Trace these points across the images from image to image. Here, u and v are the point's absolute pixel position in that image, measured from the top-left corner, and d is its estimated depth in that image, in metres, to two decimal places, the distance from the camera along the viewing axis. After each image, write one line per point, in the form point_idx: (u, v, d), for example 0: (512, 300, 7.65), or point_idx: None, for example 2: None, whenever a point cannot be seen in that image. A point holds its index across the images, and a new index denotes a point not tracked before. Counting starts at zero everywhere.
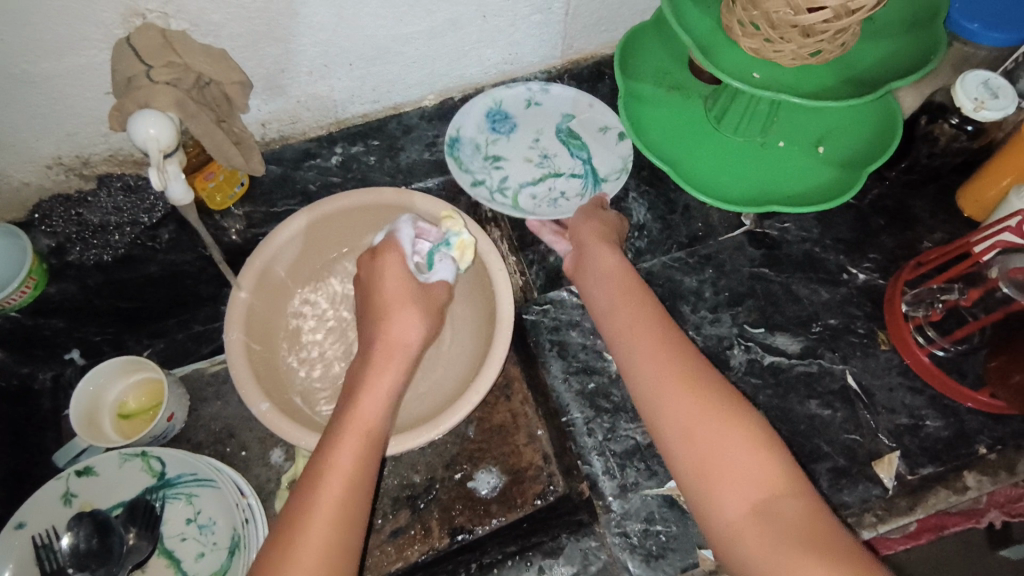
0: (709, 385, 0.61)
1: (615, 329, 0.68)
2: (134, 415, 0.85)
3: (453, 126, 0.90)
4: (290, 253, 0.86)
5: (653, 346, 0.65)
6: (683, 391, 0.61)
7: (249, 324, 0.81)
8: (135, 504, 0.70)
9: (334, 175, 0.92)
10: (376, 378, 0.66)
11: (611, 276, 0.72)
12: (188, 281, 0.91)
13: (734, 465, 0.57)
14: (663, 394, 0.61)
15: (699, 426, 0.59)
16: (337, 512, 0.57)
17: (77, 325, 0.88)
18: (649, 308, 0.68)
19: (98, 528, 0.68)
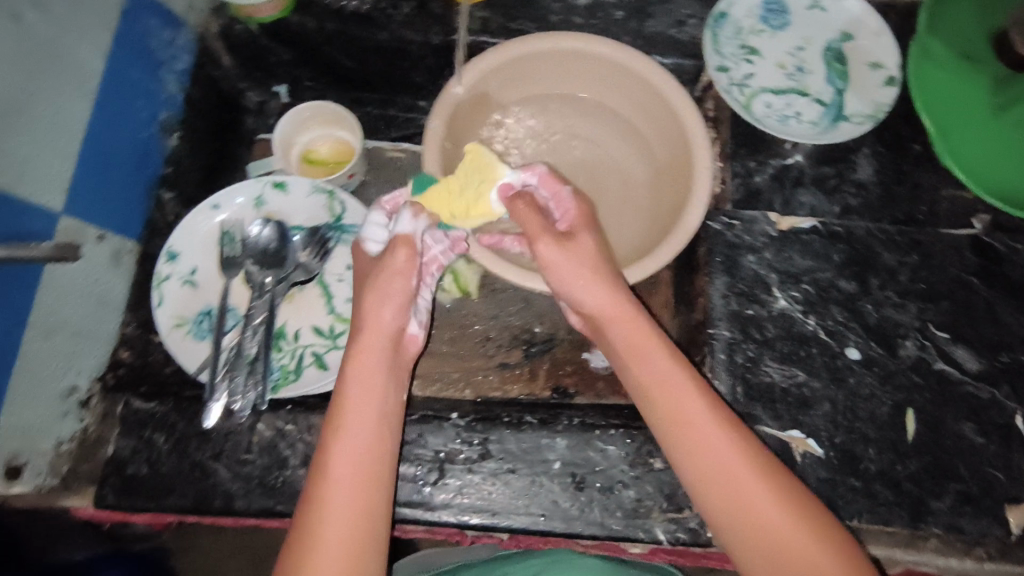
0: (736, 433, 0.59)
1: (643, 348, 0.65)
2: (315, 164, 0.90)
3: (727, 0, 0.88)
4: (511, 72, 0.87)
5: (677, 382, 0.62)
6: (707, 436, 0.59)
7: (450, 122, 0.83)
8: (313, 230, 0.75)
9: (578, 15, 0.89)
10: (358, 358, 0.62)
11: (608, 305, 0.66)
12: (406, 63, 0.92)
13: (767, 513, 0.56)
14: (691, 448, 0.59)
15: (730, 480, 0.58)
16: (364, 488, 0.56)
17: (298, 65, 0.92)
18: (643, 337, 0.65)
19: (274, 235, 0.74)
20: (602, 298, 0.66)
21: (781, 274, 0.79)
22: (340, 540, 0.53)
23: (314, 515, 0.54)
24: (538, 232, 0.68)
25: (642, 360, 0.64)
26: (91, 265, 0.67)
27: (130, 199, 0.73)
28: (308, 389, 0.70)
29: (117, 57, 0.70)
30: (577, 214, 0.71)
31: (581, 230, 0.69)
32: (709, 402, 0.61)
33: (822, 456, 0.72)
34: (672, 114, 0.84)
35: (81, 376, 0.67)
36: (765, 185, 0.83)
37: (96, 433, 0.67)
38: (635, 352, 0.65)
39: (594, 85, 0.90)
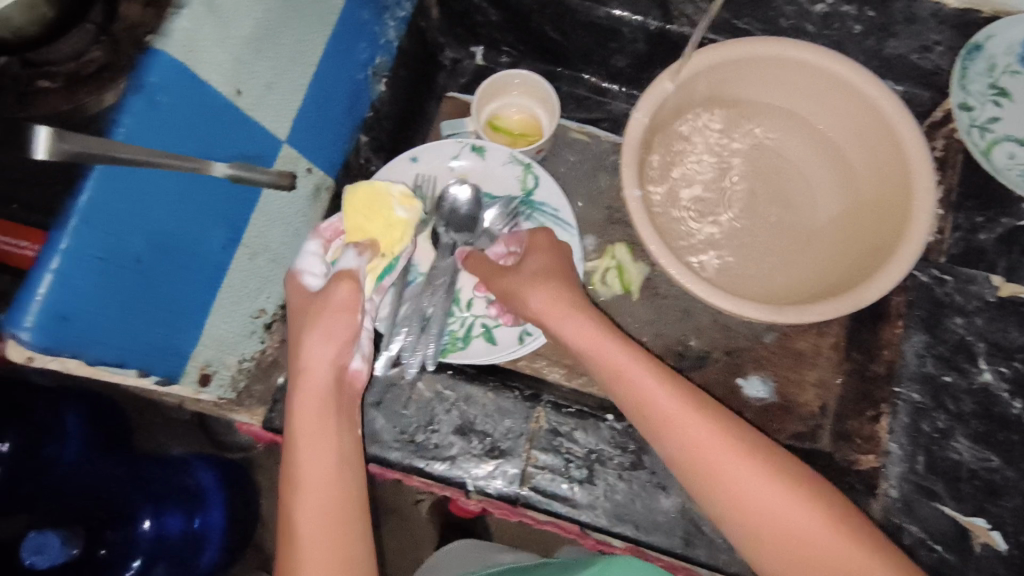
0: (755, 452, 0.55)
1: (660, 416, 0.57)
2: (497, 130, 0.88)
3: (987, 32, 0.78)
4: (727, 73, 0.82)
5: (722, 454, 0.55)
6: (736, 473, 0.54)
7: (655, 113, 0.80)
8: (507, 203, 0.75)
9: (810, 23, 0.82)
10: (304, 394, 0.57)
11: (563, 316, 0.64)
12: (613, 46, 0.88)
13: (810, 534, 0.51)
14: (719, 489, 0.54)
15: (769, 510, 0.52)
16: (332, 512, 0.53)
17: (503, 27, 0.89)
18: (671, 411, 0.57)
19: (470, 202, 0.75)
20: (567, 311, 0.64)
21: (990, 345, 0.71)
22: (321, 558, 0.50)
23: (286, 536, 0.52)
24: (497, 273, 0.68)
25: (679, 420, 0.56)
26: (296, 195, 0.69)
27: (336, 139, 0.75)
28: (474, 357, 0.71)
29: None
30: (537, 241, 0.70)
31: (532, 251, 0.69)
32: (728, 437, 0.55)
33: (1005, 552, 0.64)
34: (896, 147, 0.77)
35: (269, 301, 0.69)
36: (990, 244, 0.75)
37: (272, 358, 0.69)
38: (656, 426, 0.57)
39: (807, 100, 0.84)
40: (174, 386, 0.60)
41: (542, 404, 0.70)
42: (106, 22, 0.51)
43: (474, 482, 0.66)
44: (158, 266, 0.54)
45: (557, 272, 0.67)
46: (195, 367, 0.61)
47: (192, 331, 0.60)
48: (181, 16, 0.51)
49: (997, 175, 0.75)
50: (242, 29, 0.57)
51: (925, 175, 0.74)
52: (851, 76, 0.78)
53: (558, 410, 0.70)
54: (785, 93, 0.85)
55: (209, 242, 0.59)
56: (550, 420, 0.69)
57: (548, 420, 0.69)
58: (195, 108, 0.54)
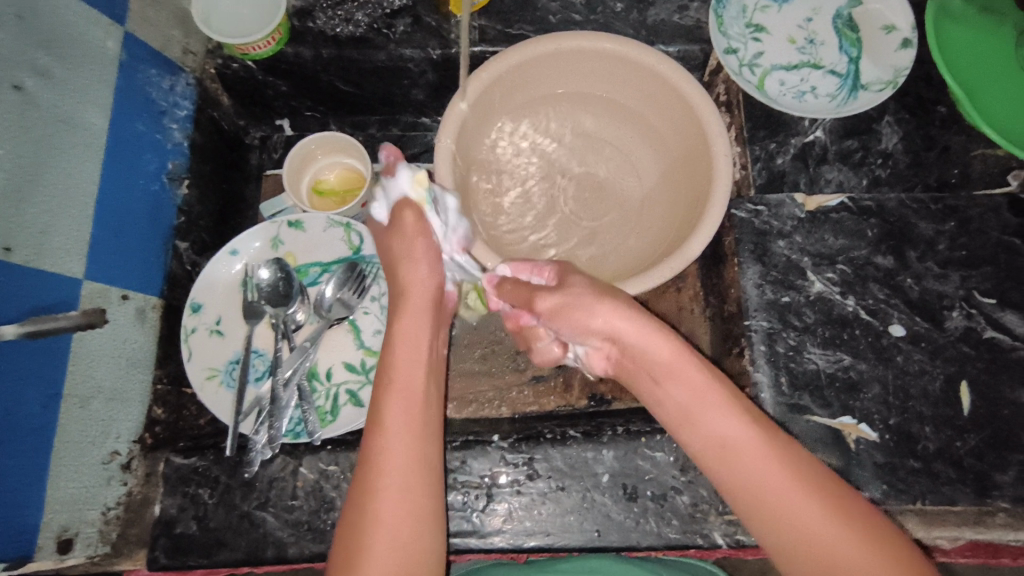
0: (794, 460, 0.56)
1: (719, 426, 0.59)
2: (322, 195, 0.88)
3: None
4: (514, 79, 0.85)
5: (762, 466, 0.56)
6: (772, 482, 0.55)
7: (460, 136, 0.82)
8: (349, 268, 0.74)
9: (576, 12, 0.87)
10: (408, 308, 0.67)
11: (631, 330, 0.62)
12: (405, 82, 0.90)
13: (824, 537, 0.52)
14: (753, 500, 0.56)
15: (782, 506, 0.54)
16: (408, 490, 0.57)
17: (297, 94, 0.90)
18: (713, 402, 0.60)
19: (285, 276, 0.73)
20: (628, 325, 0.62)
21: (813, 256, 0.77)
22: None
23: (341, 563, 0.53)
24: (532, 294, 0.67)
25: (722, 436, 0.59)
26: (117, 326, 0.67)
27: (150, 254, 0.73)
28: (345, 428, 0.69)
29: (118, 113, 0.69)
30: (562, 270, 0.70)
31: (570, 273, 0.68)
32: (765, 437, 0.57)
33: (877, 439, 0.69)
34: (684, 103, 0.82)
35: (120, 440, 0.66)
36: (788, 166, 0.80)
37: (142, 495, 0.67)
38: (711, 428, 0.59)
39: (601, 83, 0.87)
40: (30, 563, 0.58)
41: None
42: None
43: None
44: None
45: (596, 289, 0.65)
46: (49, 537, 0.59)
47: (34, 502, 0.58)
48: None
49: (775, 105, 0.82)
50: None
51: (712, 124, 0.79)
52: (626, 51, 0.82)
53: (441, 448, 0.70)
54: (576, 83, 0.88)
55: (25, 403, 0.56)
56: None
57: None
58: None
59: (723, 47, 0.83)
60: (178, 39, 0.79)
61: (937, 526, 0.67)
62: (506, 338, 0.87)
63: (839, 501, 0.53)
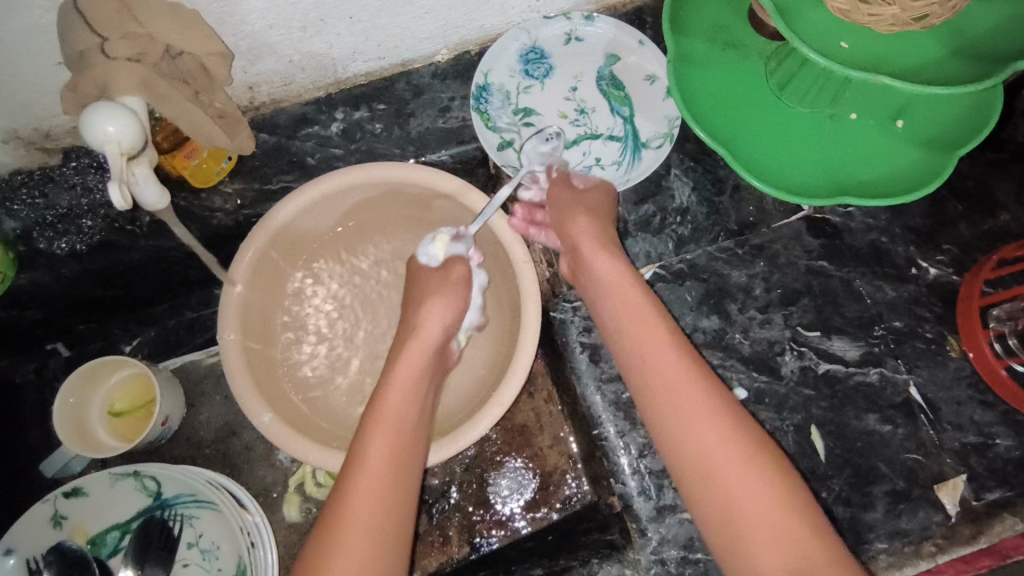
0: (720, 394, 0.58)
1: (656, 367, 0.60)
2: (121, 417, 0.78)
3: (481, 71, 0.81)
4: (290, 237, 0.78)
5: (686, 398, 0.57)
6: (694, 411, 0.57)
7: (247, 321, 0.74)
8: (150, 525, 0.65)
9: (335, 145, 0.81)
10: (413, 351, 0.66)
11: (616, 272, 0.67)
12: (178, 267, 0.81)
13: (712, 425, 0.56)
14: (672, 426, 0.57)
15: (709, 451, 0.55)
16: (385, 499, 0.55)
17: (56, 316, 0.80)
18: (648, 327, 0.62)
19: (74, 565, 0.64)
20: (621, 274, 0.67)
21: None
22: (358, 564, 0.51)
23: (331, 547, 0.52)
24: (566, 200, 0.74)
25: (655, 368, 0.60)
26: None
27: None
28: None
29: None
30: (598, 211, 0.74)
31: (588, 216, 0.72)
32: (695, 368, 0.59)
33: None
34: (470, 212, 0.77)
35: None
36: None
37: None
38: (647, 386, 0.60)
39: (386, 206, 0.81)
40: None
41: None
42: None
43: None
44: None
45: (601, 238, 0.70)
46: None
47: None
48: None
49: None
50: None
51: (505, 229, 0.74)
52: (395, 176, 0.76)
53: None
54: (360, 213, 0.81)
55: None
56: None
57: None
58: None
59: (495, 145, 0.80)
60: None
61: None
62: None
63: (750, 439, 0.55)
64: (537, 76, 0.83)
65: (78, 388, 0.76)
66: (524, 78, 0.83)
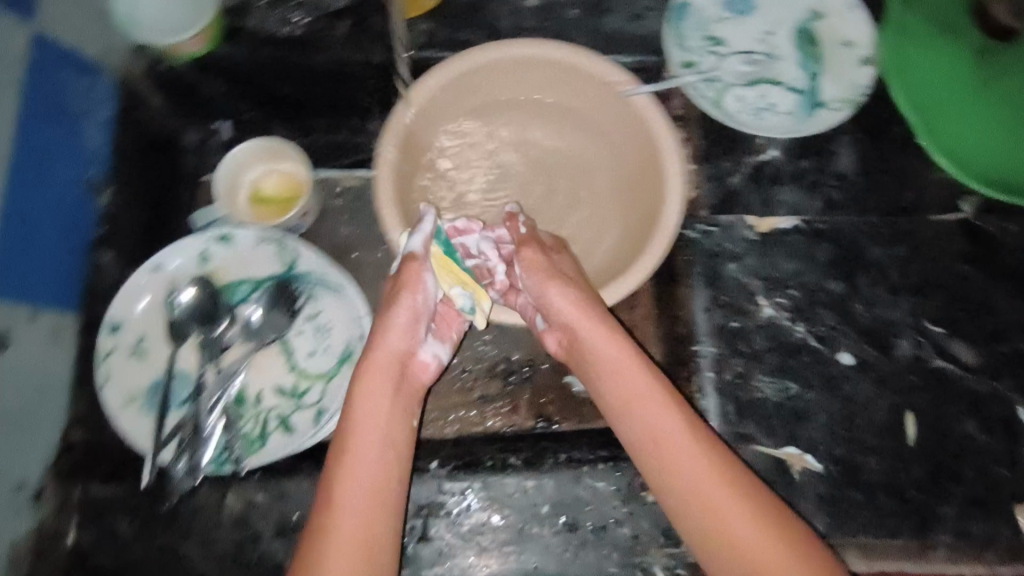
0: (720, 458, 0.55)
1: (663, 431, 0.57)
2: (262, 203, 0.83)
3: None
4: (461, 86, 0.80)
5: (701, 481, 0.54)
6: (716, 494, 0.54)
7: (404, 148, 0.78)
8: (281, 288, 0.70)
9: (527, 19, 0.84)
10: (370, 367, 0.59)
11: (591, 325, 0.61)
12: (352, 86, 0.86)
13: (719, 499, 0.53)
14: (692, 502, 0.54)
15: (727, 522, 0.52)
16: (366, 537, 0.52)
17: (233, 96, 0.84)
18: (644, 397, 0.58)
19: (207, 299, 0.69)
20: (609, 342, 0.60)
21: (765, 280, 0.75)
22: None
23: None
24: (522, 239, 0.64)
25: (665, 442, 0.56)
26: (22, 346, 0.62)
27: (66, 266, 0.69)
28: (271, 457, 0.65)
29: (30, 118, 0.65)
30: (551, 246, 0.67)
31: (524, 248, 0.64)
32: (704, 441, 0.56)
33: (822, 470, 0.68)
34: (634, 115, 0.79)
35: (30, 468, 0.62)
36: (741, 186, 0.78)
37: (54, 526, 0.63)
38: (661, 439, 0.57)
39: (554, 91, 0.84)
40: None
41: None
42: None
43: None
44: None
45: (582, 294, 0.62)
46: None
47: None
48: None
49: (732, 122, 0.78)
50: None
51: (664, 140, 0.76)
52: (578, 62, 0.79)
53: None
54: (529, 91, 0.84)
55: None
56: None
57: None
58: None
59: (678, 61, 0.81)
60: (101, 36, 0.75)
61: (883, 560, 0.65)
62: None
63: (771, 516, 0.52)
64: (736, 12, 0.84)
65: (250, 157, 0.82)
66: (724, 10, 0.83)
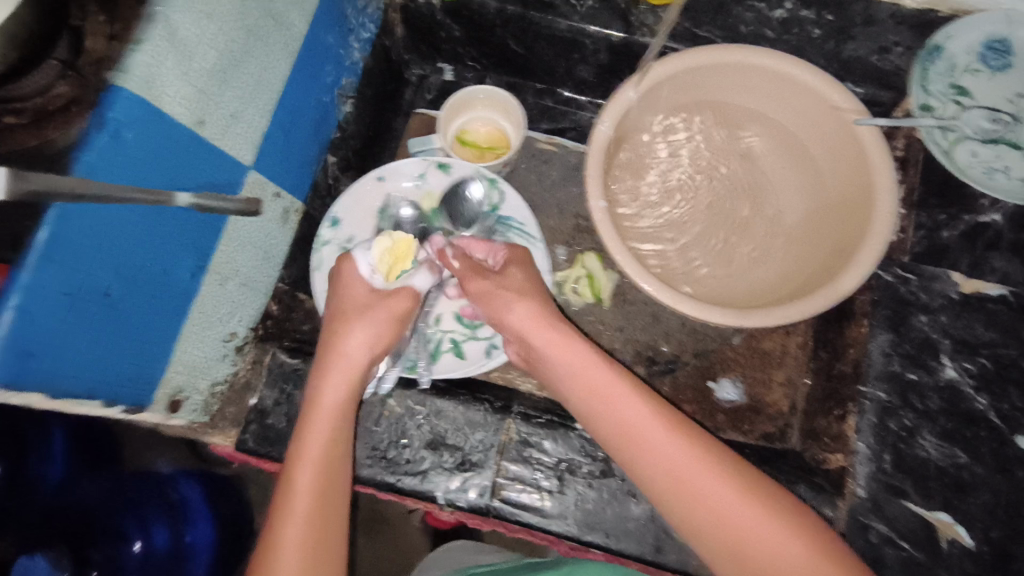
0: (711, 453, 0.57)
1: (661, 451, 0.57)
2: (464, 145, 0.89)
3: (946, 33, 0.79)
4: (689, 80, 0.82)
5: (694, 478, 0.55)
6: (706, 487, 0.55)
7: (621, 124, 0.81)
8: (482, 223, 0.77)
9: (769, 29, 0.84)
10: (545, 329, 0.66)
11: (571, 355, 0.64)
12: (578, 57, 0.89)
13: (749, 526, 0.53)
14: (694, 506, 0.55)
15: (726, 513, 0.54)
16: (324, 469, 0.57)
17: (467, 42, 0.92)
18: (628, 408, 0.60)
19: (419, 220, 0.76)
20: (562, 350, 0.64)
21: (955, 341, 0.72)
22: (304, 515, 0.54)
23: (279, 516, 0.54)
24: (470, 274, 0.69)
25: (661, 452, 0.57)
26: (265, 219, 0.71)
27: (306, 161, 0.77)
28: (449, 374, 0.74)
29: (317, 23, 0.72)
30: (513, 255, 0.72)
31: (514, 265, 0.71)
32: (686, 436, 0.58)
33: (972, 547, 0.65)
34: (854, 145, 0.77)
35: (241, 324, 0.70)
36: (954, 242, 0.75)
37: (245, 379, 0.71)
38: (646, 458, 0.58)
39: (775, 105, 0.84)
40: (144, 413, 0.61)
41: (510, 418, 0.71)
42: (72, 56, 0.51)
43: (445, 495, 0.67)
44: (125, 301, 0.55)
45: (518, 284, 0.69)
46: (165, 394, 0.62)
47: (162, 358, 0.61)
48: (142, 53, 0.51)
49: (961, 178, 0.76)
50: (203, 61, 0.58)
51: (885, 177, 0.74)
52: (812, 81, 0.78)
53: (526, 421, 0.71)
54: (749, 100, 0.85)
55: (179, 268, 0.60)
56: (520, 431, 0.70)
57: (518, 431, 0.70)
58: (157, 141, 0.55)
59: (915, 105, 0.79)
60: None
61: None
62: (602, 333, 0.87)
63: (771, 497, 0.54)
64: (993, 64, 0.79)
65: (477, 98, 0.88)
66: (980, 60, 0.80)
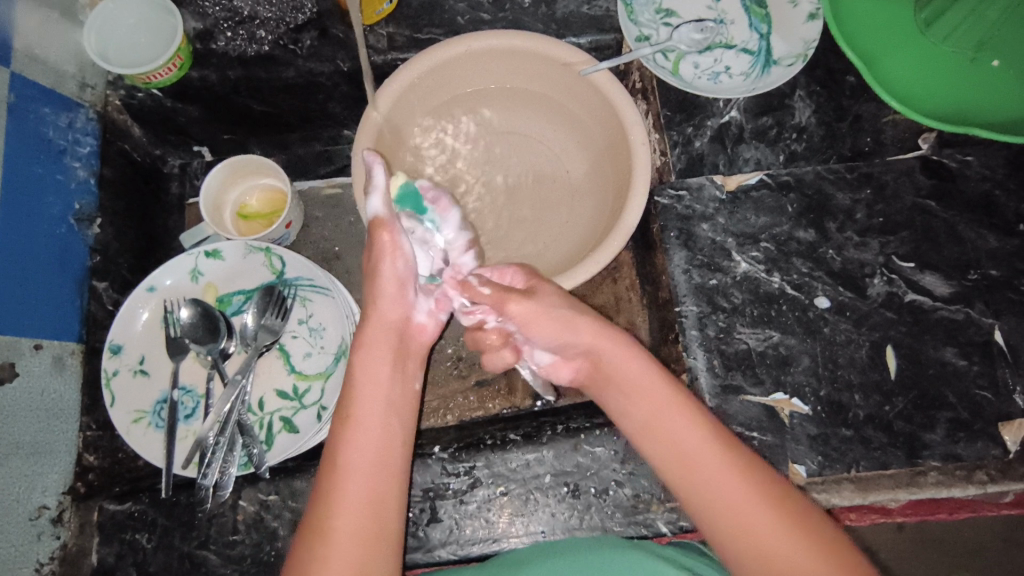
0: (737, 457, 0.57)
1: (683, 448, 0.58)
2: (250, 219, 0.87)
3: None
4: (428, 83, 0.82)
5: (716, 478, 0.56)
6: (717, 485, 0.56)
7: (378, 146, 0.80)
8: (270, 292, 0.74)
9: (485, 11, 0.87)
10: (629, 356, 0.63)
11: (616, 352, 0.63)
12: (321, 96, 0.88)
13: (753, 518, 0.54)
14: (705, 504, 0.56)
15: (735, 510, 0.55)
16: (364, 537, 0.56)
17: (210, 118, 0.88)
18: (664, 405, 0.61)
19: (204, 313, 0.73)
20: (597, 342, 0.64)
21: (737, 236, 0.77)
22: None
23: None
24: (504, 295, 0.63)
25: (682, 444, 0.59)
26: (32, 377, 0.65)
27: (64, 299, 0.72)
28: (286, 453, 0.69)
29: (12, 159, 0.67)
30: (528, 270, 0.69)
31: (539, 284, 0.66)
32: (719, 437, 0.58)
33: (809, 412, 0.71)
34: (593, 91, 0.81)
35: (48, 494, 0.65)
36: (706, 148, 0.80)
37: (77, 546, 0.66)
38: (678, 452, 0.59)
39: (520, 79, 0.86)
40: None
41: None
42: None
43: None
44: None
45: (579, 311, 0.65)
46: None
47: None
48: None
49: (692, 91, 0.81)
50: None
51: (629, 113, 0.77)
52: (536, 47, 0.80)
53: None
54: (494, 81, 0.86)
55: None
56: None
57: None
58: None
59: (634, 37, 0.84)
60: (73, 74, 0.76)
61: (874, 490, 0.70)
62: (446, 346, 0.88)
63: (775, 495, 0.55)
64: None
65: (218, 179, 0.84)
66: None
